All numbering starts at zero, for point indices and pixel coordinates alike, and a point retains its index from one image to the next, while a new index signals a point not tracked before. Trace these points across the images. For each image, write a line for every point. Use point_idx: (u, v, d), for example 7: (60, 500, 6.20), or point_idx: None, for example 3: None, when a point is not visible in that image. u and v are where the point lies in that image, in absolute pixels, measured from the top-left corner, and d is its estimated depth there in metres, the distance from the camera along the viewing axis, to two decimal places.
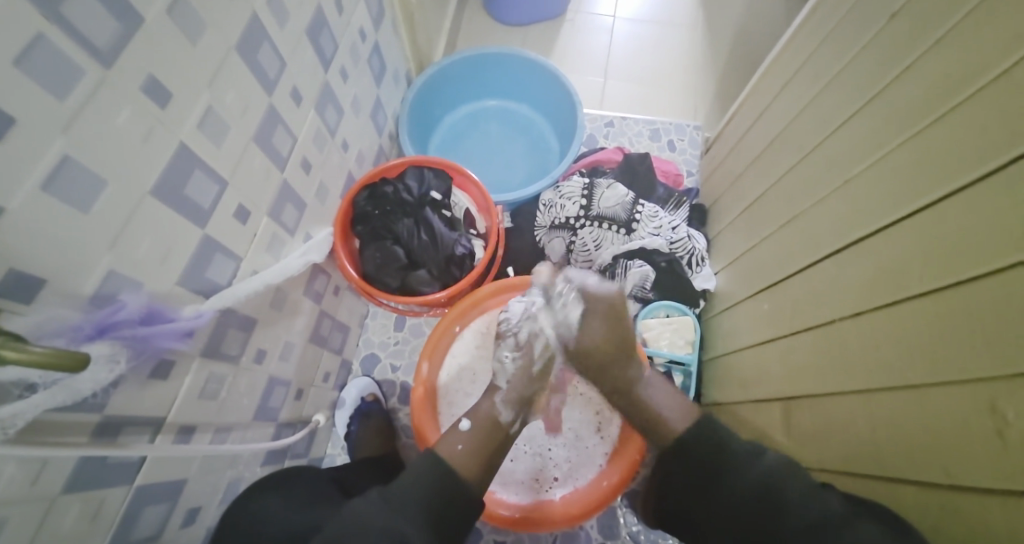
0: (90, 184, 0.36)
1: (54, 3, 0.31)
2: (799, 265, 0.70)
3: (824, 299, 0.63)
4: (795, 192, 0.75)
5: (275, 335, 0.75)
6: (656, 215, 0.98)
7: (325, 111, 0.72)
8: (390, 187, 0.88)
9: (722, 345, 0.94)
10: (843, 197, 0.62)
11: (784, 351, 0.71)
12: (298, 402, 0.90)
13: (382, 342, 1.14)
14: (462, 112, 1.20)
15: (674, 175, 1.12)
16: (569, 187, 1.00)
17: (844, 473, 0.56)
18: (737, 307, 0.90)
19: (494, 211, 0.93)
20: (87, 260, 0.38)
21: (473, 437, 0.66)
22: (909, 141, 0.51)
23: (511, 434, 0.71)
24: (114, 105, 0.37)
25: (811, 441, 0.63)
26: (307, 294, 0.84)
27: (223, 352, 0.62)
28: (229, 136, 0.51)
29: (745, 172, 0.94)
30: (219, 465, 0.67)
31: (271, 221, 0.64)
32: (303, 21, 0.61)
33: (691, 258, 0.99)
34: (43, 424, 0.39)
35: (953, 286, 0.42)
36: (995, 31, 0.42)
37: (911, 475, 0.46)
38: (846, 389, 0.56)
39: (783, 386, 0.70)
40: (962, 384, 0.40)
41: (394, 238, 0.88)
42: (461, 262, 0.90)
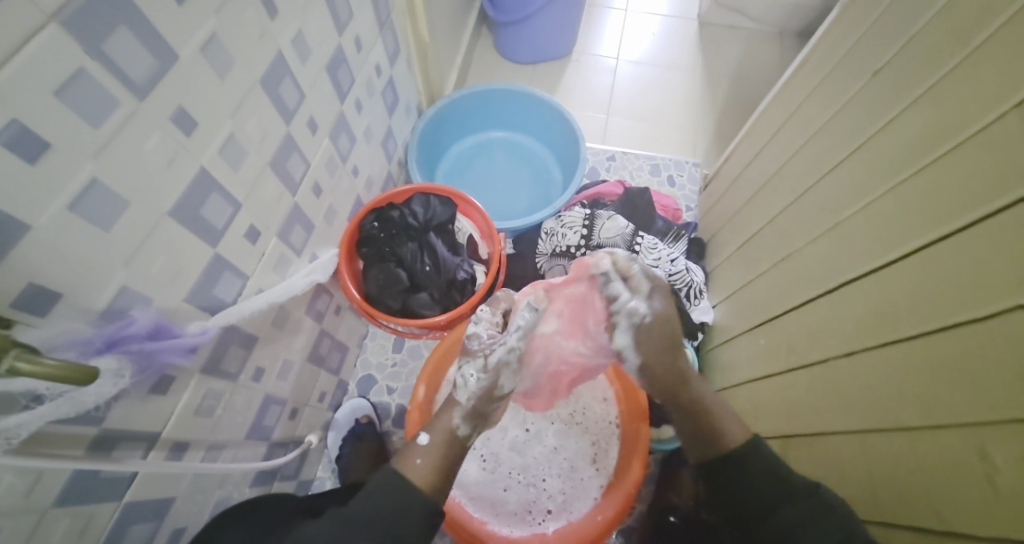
0: (113, 206, 0.38)
1: (97, 40, 0.33)
2: (794, 302, 0.72)
3: (818, 337, 0.64)
4: (789, 231, 0.77)
5: (274, 354, 0.75)
6: (655, 248, 1.00)
7: (339, 139, 0.75)
8: (397, 212, 0.90)
9: (720, 379, 0.94)
10: (836, 238, 0.64)
11: (780, 388, 0.72)
12: (292, 422, 0.89)
13: (379, 364, 1.14)
14: (470, 141, 1.24)
15: (673, 209, 1.14)
16: (571, 218, 1.02)
17: None
18: (735, 341, 0.91)
19: (496, 238, 0.95)
20: (103, 277, 0.39)
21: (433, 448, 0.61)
22: (896, 188, 0.53)
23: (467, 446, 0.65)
24: (144, 132, 0.39)
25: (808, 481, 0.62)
26: (308, 313, 0.85)
27: (223, 370, 0.62)
28: (246, 161, 0.53)
29: (743, 209, 0.96)
30: (209, 483, 0.67)
31: (279, 242, 0.65)
32: (323, 56, 0.64)
33: (689, 290, 1.01)
34: (43, 435, 0.40)
35: (940, 331, 0.43)
36: (972, 92, 0.45)
37: (907, 520, 0.46)
38: (841, 428, 0.56)
39: (779, 423, 0.71)
40: (954, 429, 0.41)
41: (397, 261, 0.89)
42: (462, 287, 0.91)
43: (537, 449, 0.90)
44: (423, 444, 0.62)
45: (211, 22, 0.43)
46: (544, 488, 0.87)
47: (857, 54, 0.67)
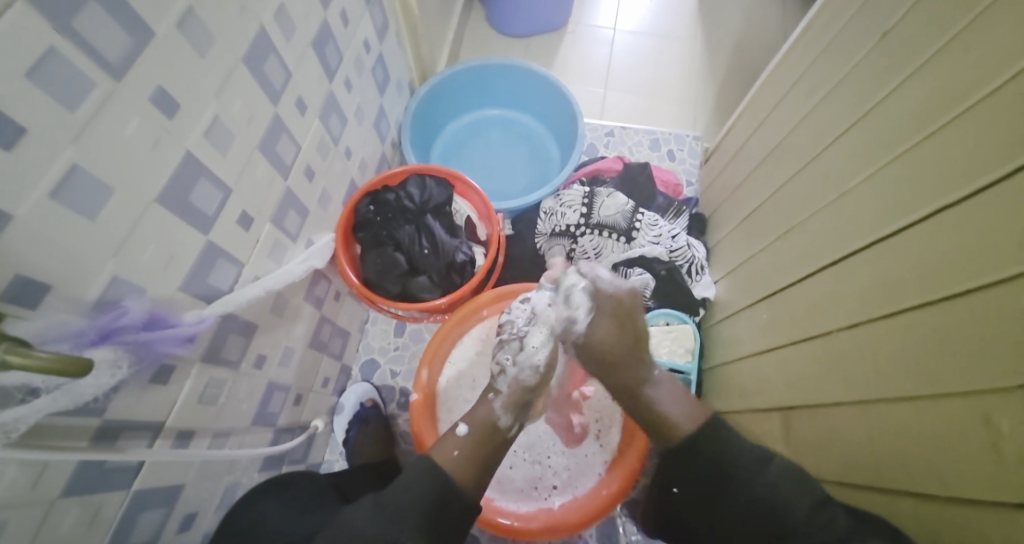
0: (98, 192, 0.37)
1: (66, 15, 0.31)
2: (797, 275, 0.71)
3: (821, 309, 0.63)
4: (792, 204, 0.75)
5: (275, 341, 0.75)
6: (656, 224, 0.99)
7: (330, 120, 0.73)
8: (392, 195, 0.89)
9: (722, 354, 0.94)
10: (841, 208, 0.62)
11: (783, 362, 0.71)
12: (297, 408, 0.90)
13: (382, 348, 1.14)
14: (465, 120, 1.21)
15: (674, 184, 1.12)
16: (570, 196, 1.01)
17: (843, 484, 0.56)
18: (737, 316, 0.90)
19: (494, 218, 0.94)
20: (91, 267, 0.38)
21: (470, 441, 0.65)
22: (904, 155, 0.52)
23: (507, 439, 0.69)
24: (123, 116, 0.37)
25: (811, 452, 0.62)
26: (308, 299, 0.84)
27: (224, 357, 0.62)
28: (234, 145, 0.52)
29: (745, 182, 0.95)
30: (217, 470, 0.67)
31: (273, 228, 0.64)
32: (309, 34, 0.62)
33: (690, 266, 1.00)
34: (44, 428, 0.40)
35: (947, 299, 0.42)
36: (986, 49, 0.43)
37: (908, 485, 0.46)
38: (844, 400, 0.56)
39: (781, 396, 0.71)
40: (957, 396, 0.40)
41: (395, 245, 0.88)
42: (461, 269, 0.90)
43: (542, 427, 0.90)
44: (463, 434, 0.66)
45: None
46: (548, 464, 0.88)
47: (863, 17, 0.64)
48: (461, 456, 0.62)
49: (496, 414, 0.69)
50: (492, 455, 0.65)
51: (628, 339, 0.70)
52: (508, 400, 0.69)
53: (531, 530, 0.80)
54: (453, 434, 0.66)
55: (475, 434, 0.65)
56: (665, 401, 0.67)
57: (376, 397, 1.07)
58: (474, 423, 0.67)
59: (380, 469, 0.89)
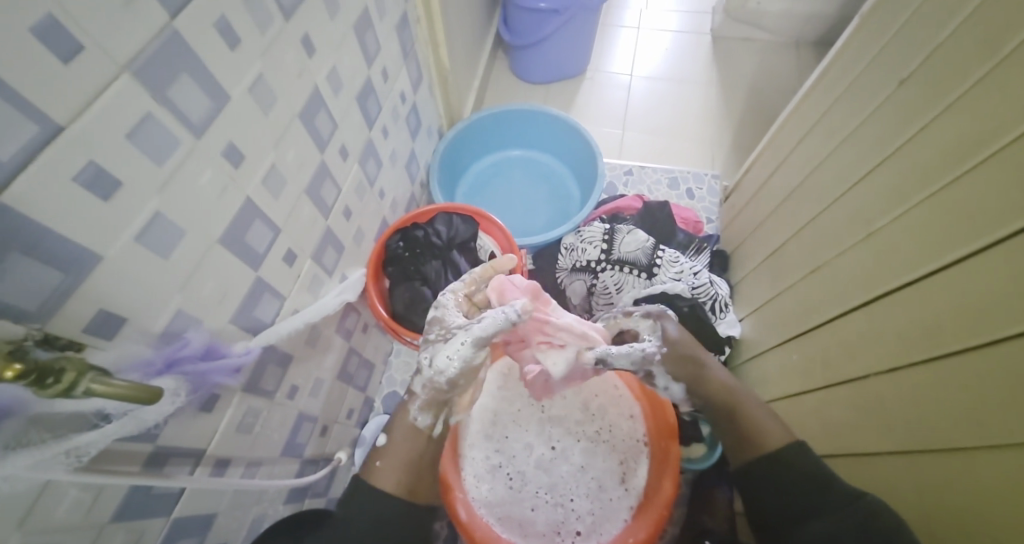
0: (172, 235, 0.41)
1: (162, 86, 0.36)
2: (827, 314, 0.71)
3: (856, 348, 0.63)
4: (818, 244, 0.77)
5: (307, 372, 0.78)
6: (677, 261, 1.00)
7: (367, 163, 0.78)
8: (421, 231, 0.93)
9: (750, 393, 0.93)
10: (871, 247, 0.63)
11: (816, 404, 0.71)
12: (323, 439, 0.92)
13: (405, 381, 1.16)
14: (489, 161, 1.27)
15: (694, 221, 1.14)
16: (591, 232, 1.04)
17: None
18: (766, 354, 0.90)
19: (519, 255, 0.97)
20: (161, 303, 0.42)
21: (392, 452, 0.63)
22: (933, 198, 0.53)
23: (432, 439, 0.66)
24: (200, 168, 0.42)
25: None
26: (338, 332, 0.87)
27: (262, 387, 0.65)
28: (285, 189, 0.56)
29: (767, 220, 0.97)
30: (246, 500, 0.69)
31: (313, 263, 0.68)
32: (354, 88, 0.68)
33: (713, 303, 1.00)
34: (108, 452, 0.43)
35: (988, 345, 0.43)
36: (1004, 103, 0.46)
37: (967, 536, 0.45)
38: (890, 444, 0.55)
39: (819, 441, 0.70)
40: (1006, 445, 0.41)
41: (422, 279, 0.91)
42: None
43: (564, 466, 0.90)
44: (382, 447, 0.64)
45: (258, 64, 0.46)
46: (572, 508, 0.87)
47: (880, 67, 0.68)
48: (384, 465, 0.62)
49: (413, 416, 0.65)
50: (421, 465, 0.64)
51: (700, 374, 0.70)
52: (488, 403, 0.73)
53: None
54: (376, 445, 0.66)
55: (400, 442, 0.65)
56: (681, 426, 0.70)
57: None
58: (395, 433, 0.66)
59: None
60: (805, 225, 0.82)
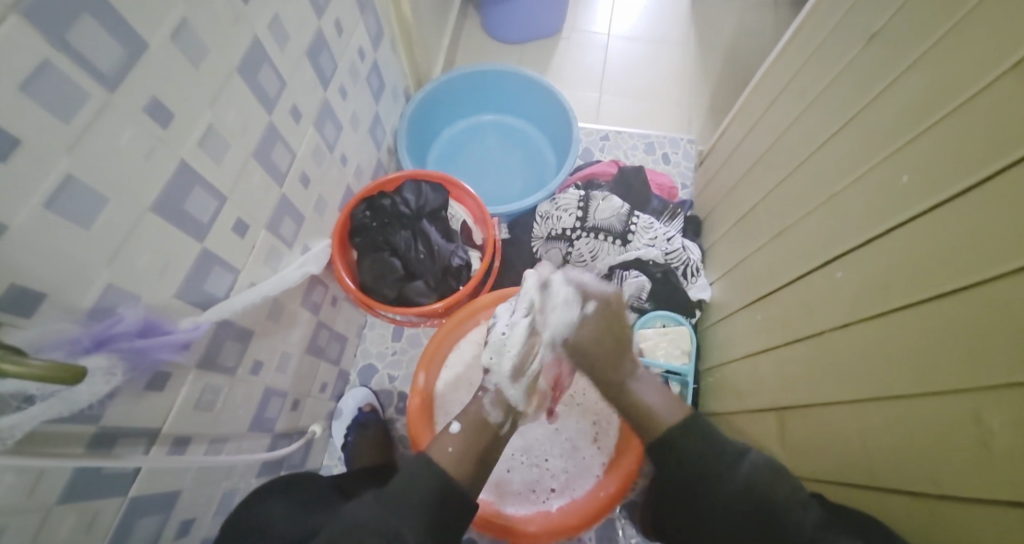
0: (91, 202, 0.37)
1: (60, 29, 0.32)
2: (790, 277, 0.71)
3: (816, 309, 0.63)
4: (784, 206, 0.76)
5: (272, 347, 0.76)
6: (651, 227, 1.00)
7: (324, 127, 0.74)
8: (388, 200, 0.89)
9: (718, 355, 0.94)
10: (833, 207, 0.62)
11: (776, 362, 0.72)
12: (295, 413, 0.90)
13: (379, 353, 1.15)
14: (460, 125, 1.22)
15: (669, 187, 1.12)
16: (566, 200, 1.02)
17: (838, 484, 0.56)
18: (733, 317, 0.90)
19: (489, 222, 0.94)
20: (86, 276, 0.39)
21: (464, 440, 0.66)
22: (893, 156, 0.52)
23: (500, 435, 0.71)
24: (118, 126, 0.38)
25: (809, 454, 0.62)
26: (304, 305, 0.85)
27: (219, 363, 0.62)
28: (229, 151, 0.52)
29: (740, 183, 0.95)
30: (214, 476, 0.68)
31: (269, 235, 0.65)
32: (303, 42, 0.63)
33: (686, 268, 1.00)
34: (39, 436, 0.40)
35: (935, 297, 0.43)
36: (967, 54, 0.44)
37: (906, 482, 0.45)
38: (841, 397, 0.56)
39: (777, 397, 0.71)
40: (950, 394, 0.40)
41: (390, 249, 0.88)
42: (458, 274, 0.90)
43: (538, 430, 0.91)
44: (455, 432, 0.67)
45: (181, 9, 0.41)
46: (547, 471, 0.88)
47: (851, 20, 0.65)
48: (456, 451, 0.64)
49: (485, 411, 0.72)
50: (483, 452, 0.67)
51: (610, 340, 0.76)
52: (496, 398, 0.73)
53: (530, 533, 0.79)
54: (446, 431, 0.68)
55: (472, 427, 0.69)
56: (646, 394, 0.71)
57: (374, 401, 1.08)
58: (466, 422, 0.69)
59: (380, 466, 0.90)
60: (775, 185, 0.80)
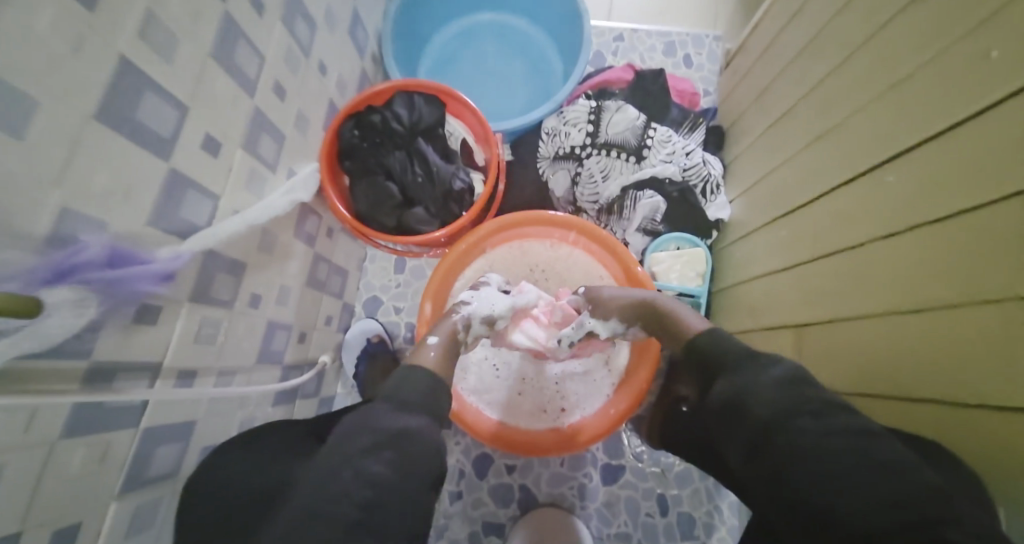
0: (14, 102, 0.31)
1: None
2: (825, 185, 0.64)
3: (847, 222, 0.58)
4: (827, 105, 0.67)
5: (268, 280, 0.74)
6: (669, 141, 0.92)
7: (296, 25, 0.65)
8: (378, 116, 0.82)
9: (733, 274, 0.90)
10: (879, 109, 0.55)
11: (798, 277, 0.68)
12: (302, 345, 0.90)
13: (383, 286, 1.13)
14: (453, 30, 1.09)
15: (691, 93, 1.01)
16: (575, 112, 0.94)
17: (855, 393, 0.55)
18: (753, 235, 0.84)
19: (492, 141, 0.86)
20: (31, 195, 0.34)
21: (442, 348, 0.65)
22: (975, 30, 0.43)
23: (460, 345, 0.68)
24: (26, 4, 0.31)
25: (823, 366, 0.60)
26: (298, 237, 0.81)
27: (212, 295, 0.60)
28: (179, 50, 0.45)
29: (769, 89, 0.86)
30: (227, 407, 0.68)
31: (247, 154, 0.60)
32: None
33: (705, 186, 0.93)
34: (19, 373, 0.37)
35: (1005, 197, 0.37)
36: None
37: (923, 395, 0.45)
38: (861, 311, 0.54)
39: (796, 312, 0.68)
40: (1009, 304, 0.36)
41: (385, 172, 0.83)
42: (460, 199, 0.84)
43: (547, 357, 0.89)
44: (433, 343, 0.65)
45: None
46: (557, 394, 0.88)
47: None
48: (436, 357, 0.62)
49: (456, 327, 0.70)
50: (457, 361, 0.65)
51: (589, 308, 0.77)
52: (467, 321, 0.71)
53: (543, 449, 0.81)
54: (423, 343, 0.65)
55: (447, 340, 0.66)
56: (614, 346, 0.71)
57: (383, 332, 1.08)
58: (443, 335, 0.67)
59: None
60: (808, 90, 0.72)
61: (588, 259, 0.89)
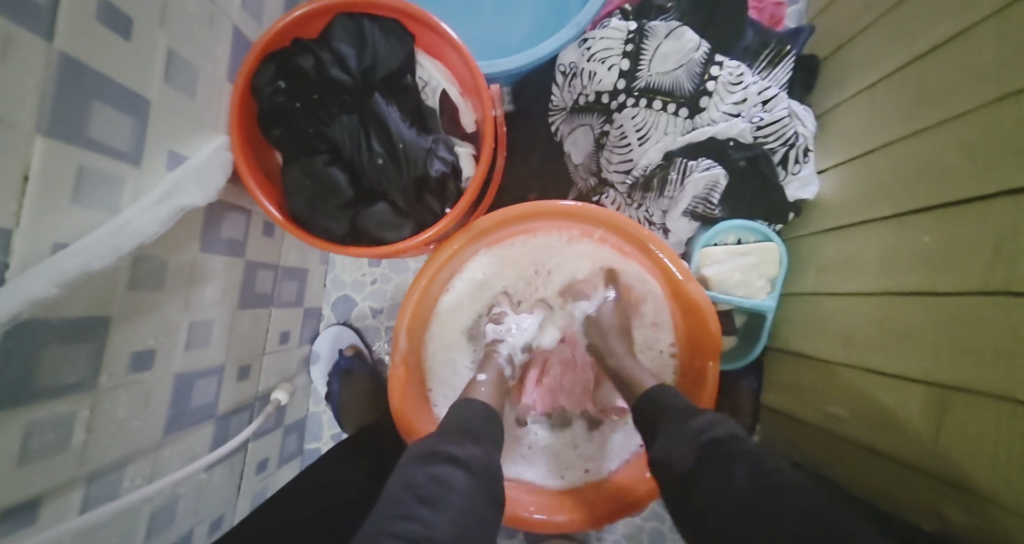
0: None
1: None
2: (1009, 174, 0.38)
3: (941, 263, 0.44)
4: (1013, 33, 0.39)
5: (164, 320, 0.50)
6: (738, 82, 0.63)
7: None
8: (311, 60, 0.55)
9: (815, 280, 0.64)
10: (1012, 113, 0.39)
11: (940, 314, 0.44)
12: (245, 381, 0.67)
13: (356, 281, 0.88)
14: None
15: (771, 6, 0.71)
16: (605, 42, 0.64)
17: None
18: (854, 229, 0.57)
19: (484, 95, 0.57)
20: None
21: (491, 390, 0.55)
22: None
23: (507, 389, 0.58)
24: None
25: (994, 470, 0.38)
26: (212, 248, 0.56)
27: (42, 387, 0.37)
28: None
29: (858, 39, 0.62)
30: (127, 514, 0.48)
31: (63, 147, 0.35)
32: None
33: (786, 151, 0.65)
34: None
35: None
36: None
37: None
38: (979, 390, 0.39)
39: (937, 368, 0.44)
40: None
41: (328, 148, 0.57)
42: (440, 188, 0.57)
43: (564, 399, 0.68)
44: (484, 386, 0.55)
45: None
46: (570, 452, 0.67)
47: None
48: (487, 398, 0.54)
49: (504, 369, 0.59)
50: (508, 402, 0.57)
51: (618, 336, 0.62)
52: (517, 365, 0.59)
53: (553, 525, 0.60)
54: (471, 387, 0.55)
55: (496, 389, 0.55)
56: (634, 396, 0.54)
57: (358, 342, 0.85)
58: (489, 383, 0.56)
59: (381, 451, 0.70)
60: (902, 62, 0.53)
61: (619, 263, 0.65)
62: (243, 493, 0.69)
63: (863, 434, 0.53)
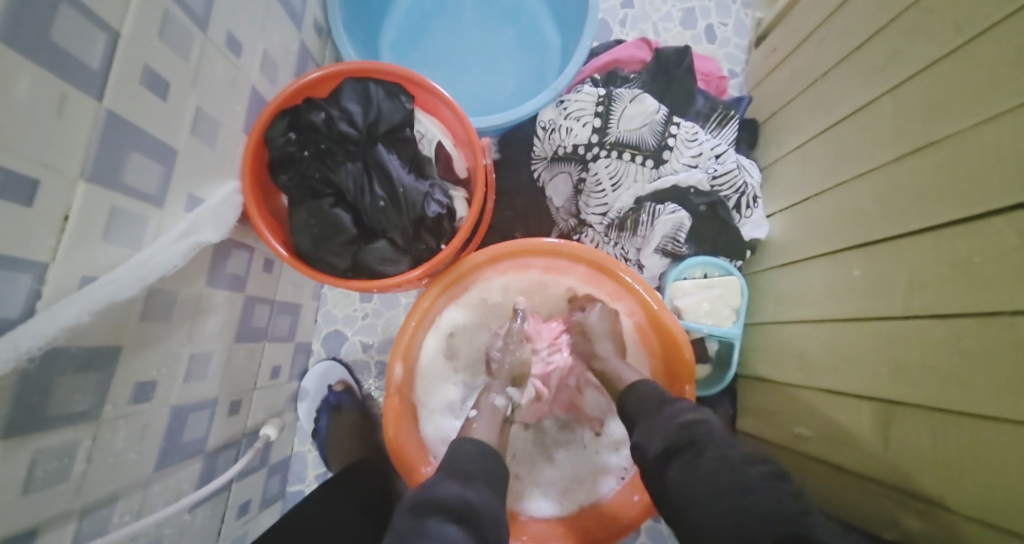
0: None
1: None
2: (917, 214, 0.46)
3: (872, 292, 0.51)
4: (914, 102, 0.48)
5: (169, 354, 0.52)
6: (695, 138, 0.72)
7: None
8: (322, 115, 0.61)
9: (772, 311, 0.71)
10: (927, 162, 0.46)
11: (872, 335, 0.50)
12: (234, 417, 0.68)
13: (347, 317, 0.91)
14: None
15: (717, 77, 0.83)
16: (579, 103, 0.73)
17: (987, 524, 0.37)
18: (801, 264, 0.65)
19: (475, 146, 0.64)
20: None
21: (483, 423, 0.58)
22: None
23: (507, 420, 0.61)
24: None
25: (935, 471, 0.42)
26: (216, 283, 0.59)
27: (50, 415, 0.38)
28: None
29: (796, 100, 0.71)
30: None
31: (101, 190, 0.39)
32: None
33: (740, 197, 0.74)
34: None
35: None
36: None
37: None
38: (911, 400, 0.44)
39: (876, 382, 0.49)
40: None
41: (334, 191, 0.62)
42: (436, 227, 0.62)
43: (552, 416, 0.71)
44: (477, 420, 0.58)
45: None
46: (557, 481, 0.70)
47: None
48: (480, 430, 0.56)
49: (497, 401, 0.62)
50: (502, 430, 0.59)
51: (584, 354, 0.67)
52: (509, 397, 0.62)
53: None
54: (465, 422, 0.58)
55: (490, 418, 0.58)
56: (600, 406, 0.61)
57: (348, 378, 0.87)
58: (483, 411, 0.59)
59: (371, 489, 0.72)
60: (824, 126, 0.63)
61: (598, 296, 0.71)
62: (224, 536, 0.68)
63: (818, 449, 0.57)
